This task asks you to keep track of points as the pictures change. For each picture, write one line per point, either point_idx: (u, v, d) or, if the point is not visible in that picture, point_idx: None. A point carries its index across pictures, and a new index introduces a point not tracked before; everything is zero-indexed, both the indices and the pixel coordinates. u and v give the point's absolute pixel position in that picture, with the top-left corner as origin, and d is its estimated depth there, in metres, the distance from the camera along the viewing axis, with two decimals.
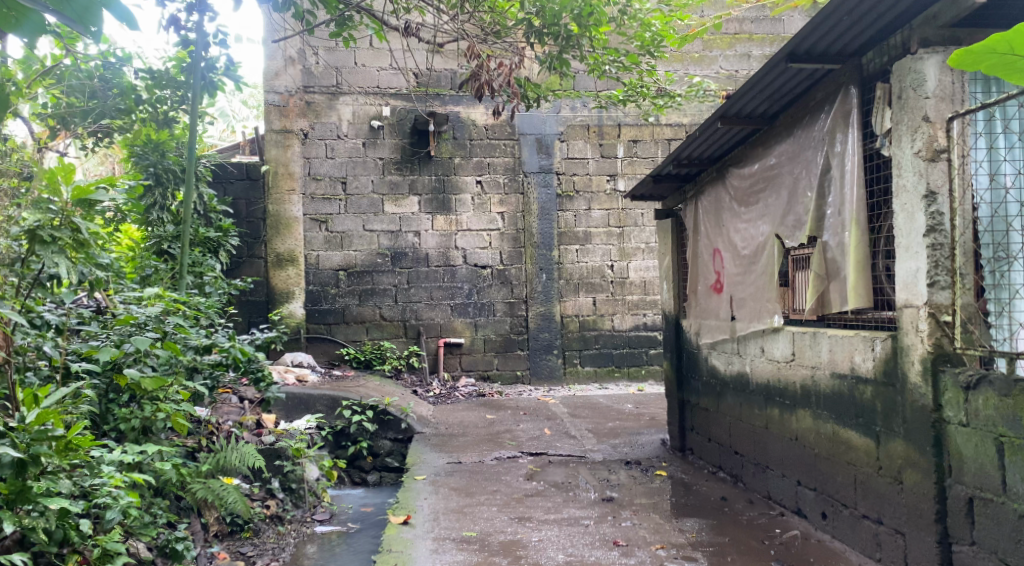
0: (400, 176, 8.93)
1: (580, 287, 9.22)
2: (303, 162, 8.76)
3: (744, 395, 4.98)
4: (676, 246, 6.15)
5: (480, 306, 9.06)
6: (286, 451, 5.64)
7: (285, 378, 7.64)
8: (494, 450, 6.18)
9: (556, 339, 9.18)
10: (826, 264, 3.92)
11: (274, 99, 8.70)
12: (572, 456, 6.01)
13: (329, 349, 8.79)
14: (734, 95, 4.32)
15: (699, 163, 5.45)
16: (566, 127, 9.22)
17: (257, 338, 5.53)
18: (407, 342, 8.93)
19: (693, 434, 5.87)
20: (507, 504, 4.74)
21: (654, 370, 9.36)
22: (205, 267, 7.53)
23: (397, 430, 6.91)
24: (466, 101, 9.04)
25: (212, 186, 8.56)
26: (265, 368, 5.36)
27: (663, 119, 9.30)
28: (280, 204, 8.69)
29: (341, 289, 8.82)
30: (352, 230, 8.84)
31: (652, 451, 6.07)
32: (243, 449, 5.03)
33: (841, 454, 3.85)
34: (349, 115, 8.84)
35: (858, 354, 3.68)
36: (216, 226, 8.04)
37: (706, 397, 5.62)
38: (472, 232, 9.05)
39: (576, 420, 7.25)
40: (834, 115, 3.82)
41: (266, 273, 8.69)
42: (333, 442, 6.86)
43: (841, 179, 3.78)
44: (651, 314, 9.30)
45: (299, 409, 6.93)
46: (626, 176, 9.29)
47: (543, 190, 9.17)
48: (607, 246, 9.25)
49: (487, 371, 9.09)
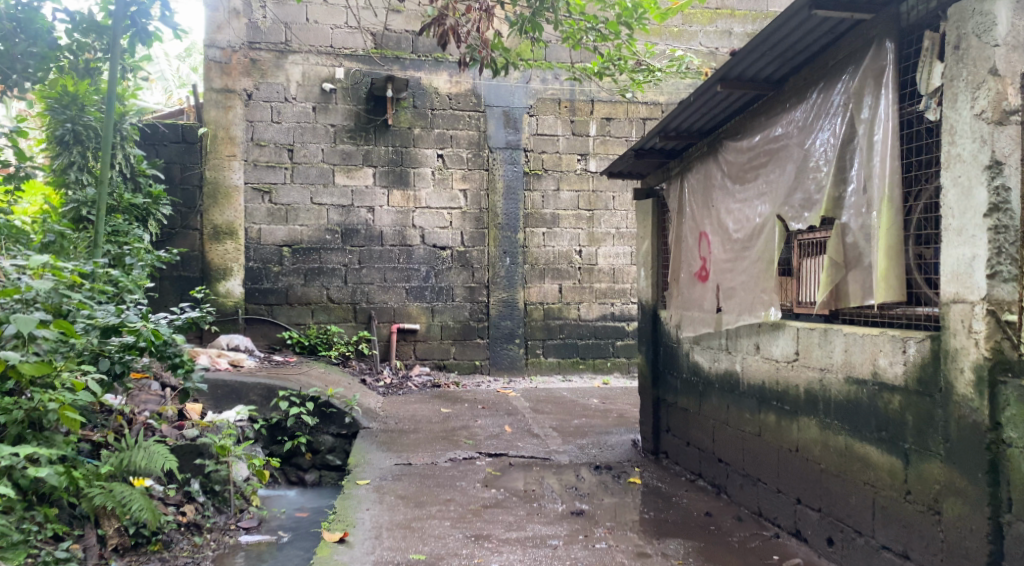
0: (354, 146, 8.22)
1: (546, 272, 8.60)
2: (245, 126, 8.01)
3: (732, 396, 4.40)
4: (656, 229, 5.54)
5: (438, 290, 8.40)
6: (209, 449, 5.03)
7: (217, 363, 6.93)
8: (448, 450, 5.55)
9: (517, 327, 8.55)
10: (845, 251, 3.35)
11: (215, 54, 7.96)
12: (534, 458, 5.41)
13: (270, 332, 8.07)
14: (740, 53, 3.73)
15: (689, 133, 4.86)
16: (536, 100, 8.57)
17: (179, 317, 4.84)
18: (356, 327, 8.24)
19: (670, 436, 5.29)
20: (462, 518, 4.12)
21: (621, 363, 8.78)
22: (129, 238, 7.04)
23: (341, 425, 6.25)
24: (428, 67, 8.35)
25: (140, 147, 7.81)
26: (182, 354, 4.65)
27: (639, 96, 8.69)
28: (220, 170, 7.96)
29: (285, 267, 8.09)
30: (299, 203, 8.12)
31: (623, 454, 5.49)
32: (152, 449, 4.44)
33: (858, 472, 3.29)
34: (299, 76, 8.12)
35: (884, 356, 3.15)
36: (145, 192, 7.46)
37: (687, 397, 5.03)
38: (431, 210, 8.37)
39: (539, 416, 6.64)
40: (863, 74, 3.27)
41: (202, 247, 7.94)
42: (267, 437, 6.17)
43: (869, 150, 3.22)
44: (620, 304, 8.73)
45: (230, 398, 6.21)
46: (598, 156, 8.68)
47: (508, 167, 8.52)
48: (575, 230, 8.64)
49: (442, 360, 8.44)
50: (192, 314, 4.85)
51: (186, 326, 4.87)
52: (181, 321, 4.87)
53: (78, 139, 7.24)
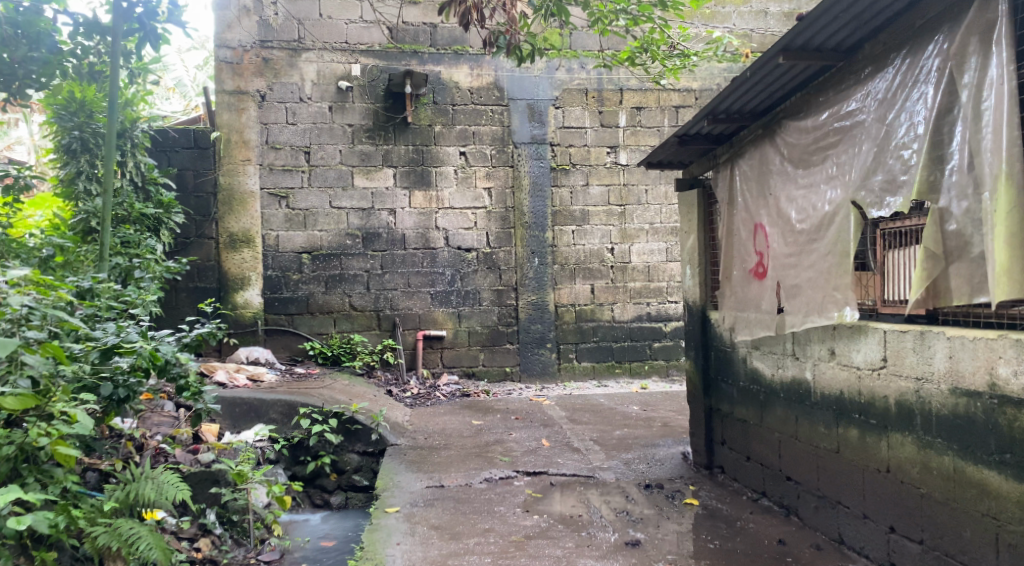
0: (373, 146, 7.81)
1: (577, 273, 8.13)
2: (259, 129, 7.63)
3: (800, 407, 3.95)
4: (702, 224, 5.06)
5: (464, 294, 7.97)
6: (226, 476, 4.70)
7: (235, 379, 6.54)
8: (483, 469, 5.11)
9: (549, 331, 8.11)
10: (944, 241, 2.98)
11: (226, 55, 7.58)
12: (577, 477, 4.96)
13: (291, 343, 7.68)
14: (807, 19, 3.27)
15: (741, 115, 4.39)
16: (562, 91, 8.11)
17: (188, 335, 4.52)
18: (380, 335, 7.83)
19: (725, 449, 4.84)
20: (504, 553, 3.76)
21: (659, 365, 8.29)
22: (140, 249, 6.73)
23: (367, 443, 5.83)
24: (448, 60, 7.92)
25: (152, 153, 7.46)
26: (189, 373, 4.39)
27: (671, 84, 8.21)
28: (234, 175, 7.59)
29: (304, 275, 7.70)
30: (317, 207, 7.72)
31: (673, 470, 5.03)
32: (160, 478, 4.06)
33: (972, 501, 3.00)
34: (313, 74, 7.72)
35: (1003, 363, 2.88)
36: (156, 201, 7.12)
37: (745, 407, 4.58)
38: (454, 210, 7.95)
39: (577, 427, 6.19)
40: (964, 32, 2.93)
41: (217, 256, 7.58)
42: (289, 458, 5.77)
43: (977, 120, 2.88)
44: (656, 303, 8.25)
45: (250, 417, 5.82)
46: (628, 148, 8.21)
47: (535, 162, 8.07)
48: (607, 227, 8.17)
49: (471, 368, 8.01)
50: (202, 331, 4.53)
51: (196, 345, 4.55)
52: (191, 338, 4.54)
53: (86, 147, 6.91)
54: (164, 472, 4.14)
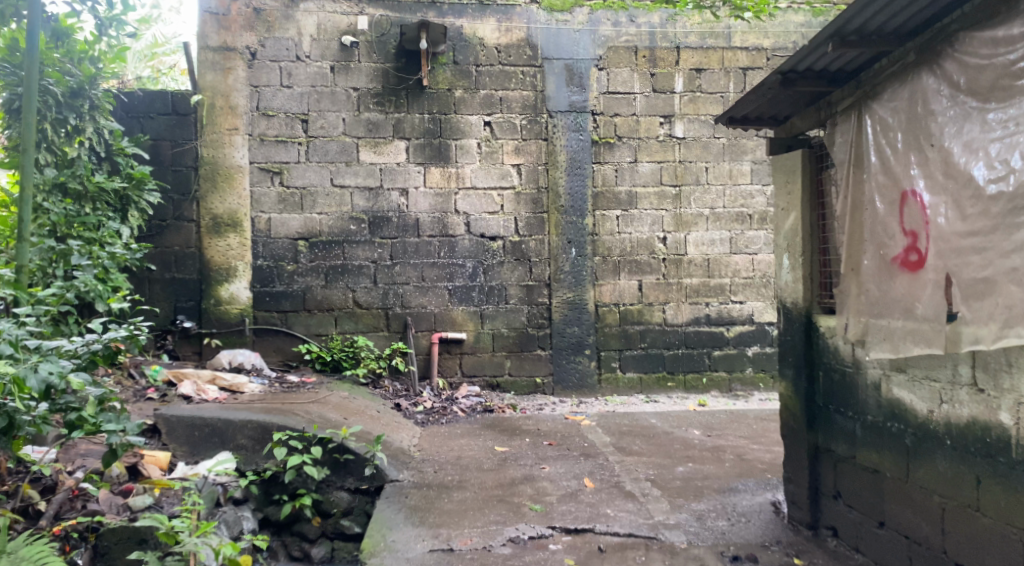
0: (382, 114, 6.53)
1: (621, 266, 6.77)
2: (249, 92, 6.39)
3: (981, 462, 2.85)
4: (808, 198, 3.69)
5: (488, 291, 6.65)
6: (155, 537, 3.59)
7: (206, 391, 5.29)
8: (506, 524, 3.80)
9: (587, 335, 6.75)
10: None
11: (210, 5, 6.35)
12: (634, 539, 3.65)
13: (283, 347, 6.43)
14: None
15: (881, 36, 3.06)
16: (606, 51, 6.76)
17: (97, 341, 3.50)
18: (389, 338, 6.55)
19: (840, 507, 3.49)
20: None
21: (719, 379, 6.86)
22: (101, 233, 5.66)
23: (360, 478, 4.52)
24: (472, 12, 6.64)
25: (121, 120, 6.24)
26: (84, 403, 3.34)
27: (735, 41, 6.84)
28: (219, 147, 6.36)
29: (300, 266, 6.44)
30: (316, 185, 6.45)
31: (766, 530, 3.68)
32: (21, 554, 3.10)
33: None
34: (313, 28, 6.46)
35: None
36: (124, 174, 5.90)
37: (879, 453, 3.25)
38: (477, 191, 6.65)
39: (626, 461, 4.84)
40: None
41: (199, 243, 6.34)
42: (261, 497, 4.51)
43: None
44: (716, 304, 6.84)
45: (211, 443, 4.56)
46: (685, 118, 6.82)
47: (573, 135, 6.74)
48: (658, 212, 6.80)
49: (495, 379, 6.70)
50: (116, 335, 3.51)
51: (110, 354, 3.54)
52: (102, 346, 3.53)
53: None
54: (29, 545, 3.18)
